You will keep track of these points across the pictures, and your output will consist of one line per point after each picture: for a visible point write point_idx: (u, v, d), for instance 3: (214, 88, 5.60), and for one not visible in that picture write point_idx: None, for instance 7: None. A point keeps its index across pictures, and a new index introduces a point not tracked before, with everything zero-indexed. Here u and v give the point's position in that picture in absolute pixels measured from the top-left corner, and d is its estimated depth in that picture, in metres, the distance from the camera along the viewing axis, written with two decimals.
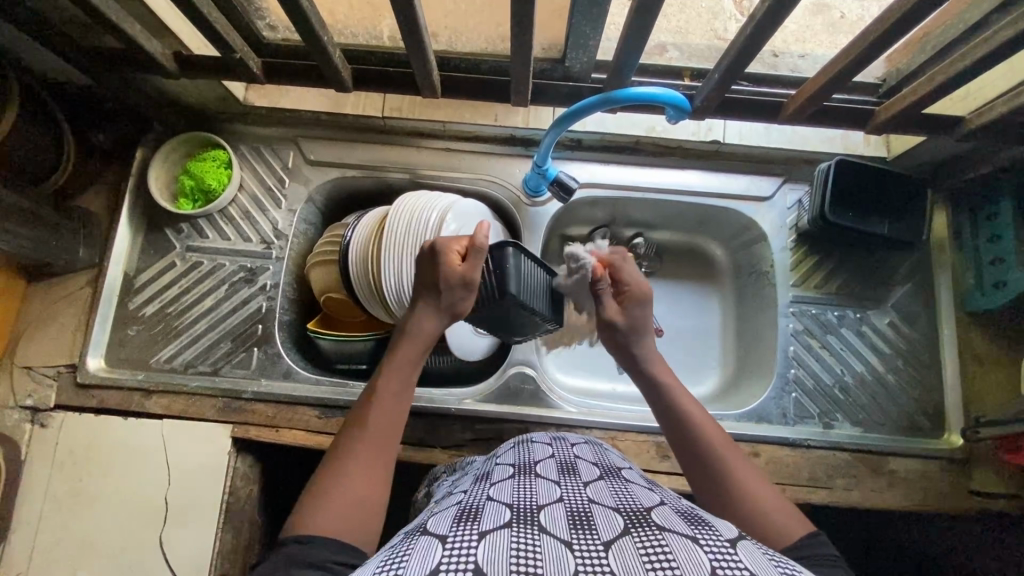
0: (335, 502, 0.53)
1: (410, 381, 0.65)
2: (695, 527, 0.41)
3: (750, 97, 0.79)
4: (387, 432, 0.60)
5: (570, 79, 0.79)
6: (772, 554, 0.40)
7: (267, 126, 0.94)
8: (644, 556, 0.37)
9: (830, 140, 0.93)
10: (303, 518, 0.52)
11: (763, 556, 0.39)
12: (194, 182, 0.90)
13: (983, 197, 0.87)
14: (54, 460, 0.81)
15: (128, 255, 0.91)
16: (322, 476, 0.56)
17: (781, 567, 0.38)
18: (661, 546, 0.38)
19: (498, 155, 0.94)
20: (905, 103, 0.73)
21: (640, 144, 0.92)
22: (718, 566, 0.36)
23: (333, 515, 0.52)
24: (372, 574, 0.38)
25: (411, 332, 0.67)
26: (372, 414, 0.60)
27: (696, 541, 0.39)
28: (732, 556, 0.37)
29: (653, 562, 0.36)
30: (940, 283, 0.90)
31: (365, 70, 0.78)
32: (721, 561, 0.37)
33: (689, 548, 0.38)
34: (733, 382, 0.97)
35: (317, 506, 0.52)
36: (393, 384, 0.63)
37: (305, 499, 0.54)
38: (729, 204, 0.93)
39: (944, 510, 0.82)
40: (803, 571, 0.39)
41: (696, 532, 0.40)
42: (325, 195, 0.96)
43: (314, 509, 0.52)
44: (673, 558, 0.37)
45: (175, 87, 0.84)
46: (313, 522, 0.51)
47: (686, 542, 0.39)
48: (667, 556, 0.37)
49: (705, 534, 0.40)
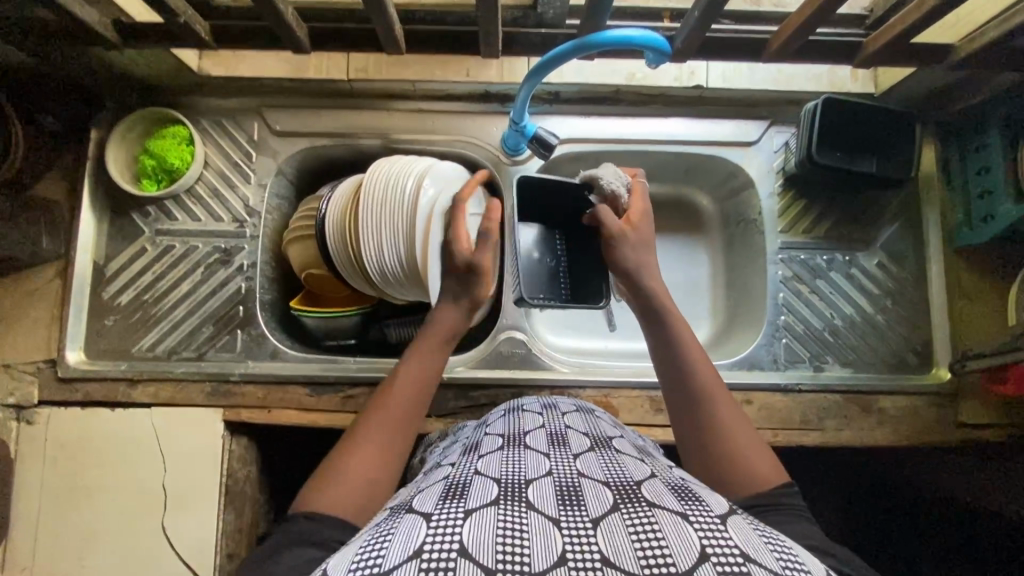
0: (343, 484, 0.53)
1: (432, 373, 0.66)
2: (684, 502, 0.41)
3: (736, 36, 0.75)
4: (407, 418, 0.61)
5: (543, 26, 0.74)
6: (762, 529, 0.40)
7: (228, 97, 0.89)
8: (634, 536, 0.37)
9: (817, 77, 0.89)
10: (317, 492, 0.52)
11: (754, 534, 0.39)
12: (156, 161, 0.86)
13: (974, 128, 0.84)
14: (45, 456, 0.80)
15: (95, 244, 0.87)
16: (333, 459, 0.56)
17: (773, 547, 0.38)
18: (650, 525, 0.38)
19: (472, 113, 0.90)
20: (894, 33, 0.70)
21: (621, 93, 0.88)
22: (707, 544, 0.36)
23: (341, 493, 0.52)
24: (353, 556, 0.37)
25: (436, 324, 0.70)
26: (391, 401, 0.61)
27: (685, 517, 0.39)
28: (721, 533, 0.37)
29: (641, 540, 0.36)
30: (928, 219, 0.89)
31: (322, 28, 0.73)
32: (711, 539, 0.37)
33: (678, 526, 0.38)
34: (724, 332, 0.97)
35: (330, 484, 0.53)
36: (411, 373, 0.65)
37: (313, 480, 0.54)
38: (715, 150, 0.90)
39: (931, 443, 0.84)
40: (794, 548, 0.39)
41: (685, 508, 0.40)
42: (296, 167, 0.92)
43: (322, 492, 0.52)
44: (662, 539, 0.36)
45: (122, 61, 0.78)
46: (322, 501, 0.51)
47: (675, 519, 0.38)
48: (656, 535, 0.37)
49: (694, 510, 0.40)
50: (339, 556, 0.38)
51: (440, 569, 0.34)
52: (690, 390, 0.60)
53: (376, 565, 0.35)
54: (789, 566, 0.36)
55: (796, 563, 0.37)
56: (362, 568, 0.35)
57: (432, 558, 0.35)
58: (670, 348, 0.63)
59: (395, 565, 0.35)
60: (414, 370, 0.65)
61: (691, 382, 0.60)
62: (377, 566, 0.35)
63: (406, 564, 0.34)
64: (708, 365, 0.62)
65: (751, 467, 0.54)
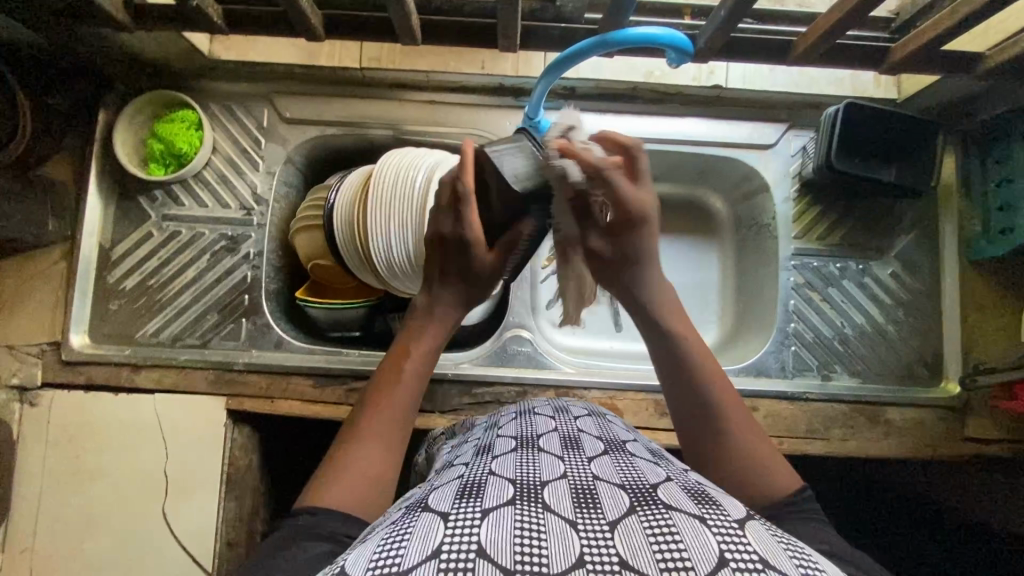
0: (350, 480, 0.52)
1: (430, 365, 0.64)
2: (702, 507, 0.40)
3: (760, 36, 0.73)
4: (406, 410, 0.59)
5: (562, 20, 0.72)
6: (780, 535, 0.39)
7: (238, 82, 0.88)
8: (652, 538, 0.36)
9: (839, 81, 0.87)
10: (327, 487, 0.51)
11: (773, 540, 0.38)
12: (164, 146, 0.84)
13: (997, 139, 0.83)
14: (48, 438, 0.80)
15: (102, 226, 0.86)
16: (337, 455, 0.54)
17: (794, 554, 0.37)
18: (668, 528, 0.37)
19: (485, 106, 0.89)
20: (922, 40, 0.68)
21: (638, 90, 0.87)
22: (727, 550, 0.35)
23: (350, 487, 0.52)
24: (371, 552, 0.37)
25: (440, 321, 0.66)
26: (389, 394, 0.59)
27: (704, 521, 0.38)
28: (740, 539, 0.37)
29: (660, 543, 0.36)
30: (945, 230, 0.87)
31: (336, 16, 0.71)
32: (731, 544, 0.36)
33: (696, 530, 0.37)
34: (731, 337, 0.96)
35: (338, 478, 0.52)
36: (413, 363, 0.62)
37: (323, 470, 0.54)
38: (730, 153, 0.88)
39: (937, 456, 0.83)
40: (813, 555, 0.38)
41: (703, 512, 0.39)
42: (305, 155, 0.91)
43: (332, 484, 0.52)
44: (682, 543, 0.36)
45: (133, 42, 0.77)
46: (332, 496, 0.50)
47: (694, 522, 0.38)
48: (675, 538, 0.36)
49: (712, 514, 0.39)
50: (354, 555, 0.38)
51: (458, 570, 0.33)
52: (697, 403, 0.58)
53: (393, 564, 0.34)
54: (808, 573, 0.35)
55: (816, 570, 0.36)
56: (380, 567, 0.34)
57: (450, 559, 0.34)
58: (674, 366, 0.61)
59: (412, 565, 0.34)
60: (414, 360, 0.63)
61: (697, 398, 0.58)
62: (394, 566, 0.34)
63: (423, 564, 0.34)
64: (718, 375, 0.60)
65: (770, 478, 0.53)
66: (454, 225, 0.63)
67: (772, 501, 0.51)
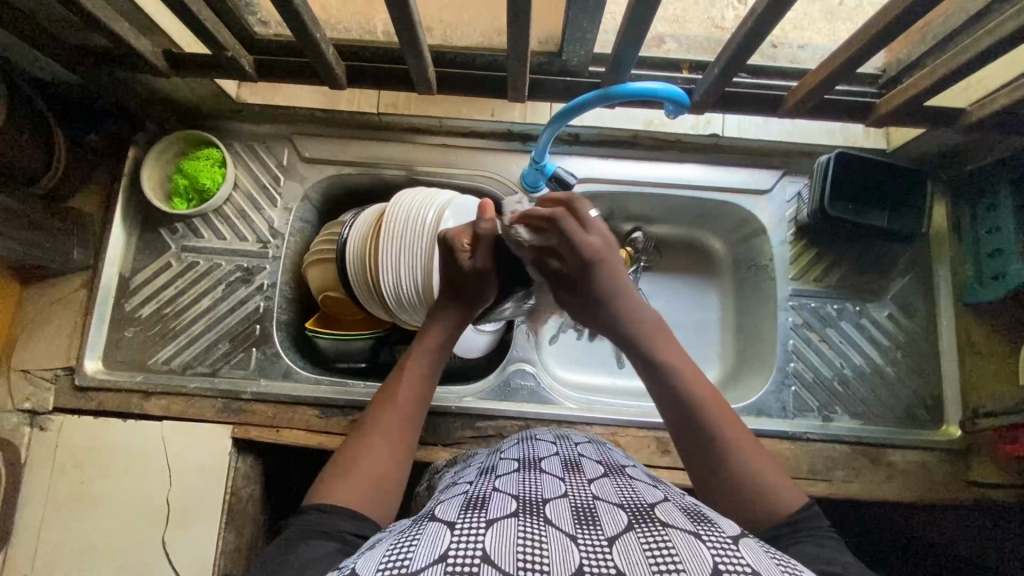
0: (354, 477, 0.55)
1: (432, 368, 0.66)
2: (698, 525, 0.41)
3: (752, 90, 0.78)
4: (410, 412, 0.62)
5: (567, 74, 0.77)
6: (774, 553, 0.40)
7: (262, 124, 0.93)
8: (649, 552, 0.37)
9: (829, 133, 0.91)
10: (331, 487, 0.54)
11: (768, 556, 0.39)
12: (188, 181, 0.89)
13: (984, 188, 0.86)
14: (54, 464, 0.81)
15: (122, 257, 0.90)
16: (342, 455, 0.57)
17: (784, 567, 0.38)
18: (665, 543, 0.38)
19: (494, 150, 0.94)
20: (904, 97, 0.73)
21: (638, 138, 0.91)
22: (721, 563, 0.36)
23: (354, 487, 0.54)
24: (379, 556, 0.37)
25: (438, 324, 0.68)
26: (395, 395, 0.62)
27: (699, 537, 0.39)
28: (735, 553, 0.38)
29: (656, 556, 0.37)
30: (937, 275, 0.90)
31: (359, 67, 0.77)
32: (725, 558, 0.37)
33: (691, 544, 0.38)
34: (732, 376, 0.97)
35: (342, 477, 0.54)
36: (418, 366, 0.65)
37: (329, 469, 0.56)
38: (727, 197, 0.92)
39: (942, 500, 0.82)
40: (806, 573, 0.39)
41: (699, 529, 0.41)
42: (322, 192, 0.95)
43: (335, 485, 0.54)
44: (677, 556, 0.37)
45: (167, 86, 0.83)
46: (336, 494, 0.53)
47: (689, 539, 0.39)
48: (671, 552, 0.37)
49: (708, 531, 0.40)
50: (361, 562, 0.38)
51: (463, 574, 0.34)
52: (700, 423, 0.58)
53: (402, 566, 0.35)
54: None
55: None
56: (388, 569, 0.35)
57: (457, 562, 0.35)
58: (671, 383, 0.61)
59: (421, 567, 0.35)
60: (420, 360, 0.66)
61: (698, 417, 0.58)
62: (403, 568, 0.35)
63: (431, 567, 0.35)
64: (708, 388, 0.60)
65: (782, 503, 0.53)
66: (471, 259, 0.69)
67: (774, 522, 0.52)
